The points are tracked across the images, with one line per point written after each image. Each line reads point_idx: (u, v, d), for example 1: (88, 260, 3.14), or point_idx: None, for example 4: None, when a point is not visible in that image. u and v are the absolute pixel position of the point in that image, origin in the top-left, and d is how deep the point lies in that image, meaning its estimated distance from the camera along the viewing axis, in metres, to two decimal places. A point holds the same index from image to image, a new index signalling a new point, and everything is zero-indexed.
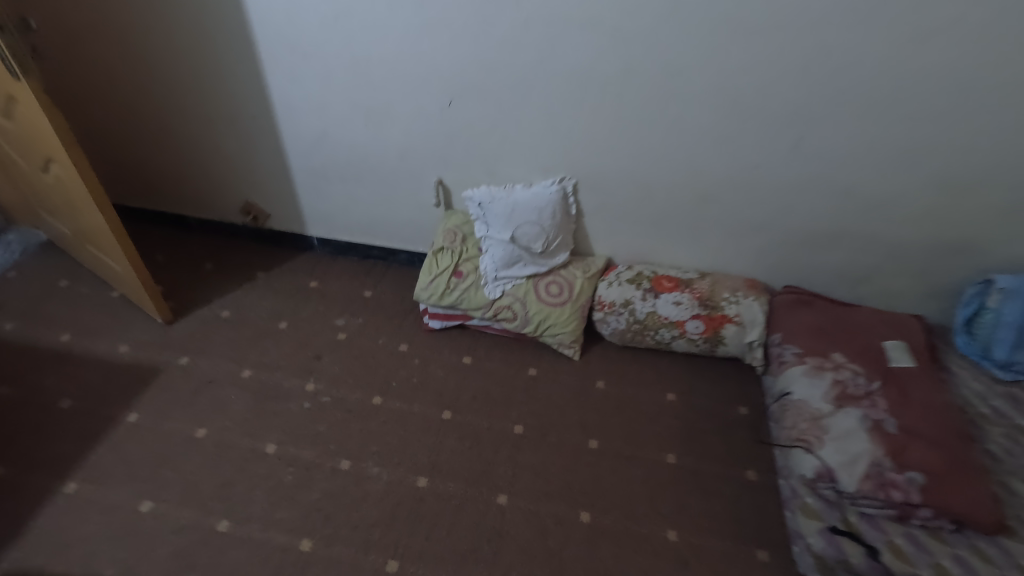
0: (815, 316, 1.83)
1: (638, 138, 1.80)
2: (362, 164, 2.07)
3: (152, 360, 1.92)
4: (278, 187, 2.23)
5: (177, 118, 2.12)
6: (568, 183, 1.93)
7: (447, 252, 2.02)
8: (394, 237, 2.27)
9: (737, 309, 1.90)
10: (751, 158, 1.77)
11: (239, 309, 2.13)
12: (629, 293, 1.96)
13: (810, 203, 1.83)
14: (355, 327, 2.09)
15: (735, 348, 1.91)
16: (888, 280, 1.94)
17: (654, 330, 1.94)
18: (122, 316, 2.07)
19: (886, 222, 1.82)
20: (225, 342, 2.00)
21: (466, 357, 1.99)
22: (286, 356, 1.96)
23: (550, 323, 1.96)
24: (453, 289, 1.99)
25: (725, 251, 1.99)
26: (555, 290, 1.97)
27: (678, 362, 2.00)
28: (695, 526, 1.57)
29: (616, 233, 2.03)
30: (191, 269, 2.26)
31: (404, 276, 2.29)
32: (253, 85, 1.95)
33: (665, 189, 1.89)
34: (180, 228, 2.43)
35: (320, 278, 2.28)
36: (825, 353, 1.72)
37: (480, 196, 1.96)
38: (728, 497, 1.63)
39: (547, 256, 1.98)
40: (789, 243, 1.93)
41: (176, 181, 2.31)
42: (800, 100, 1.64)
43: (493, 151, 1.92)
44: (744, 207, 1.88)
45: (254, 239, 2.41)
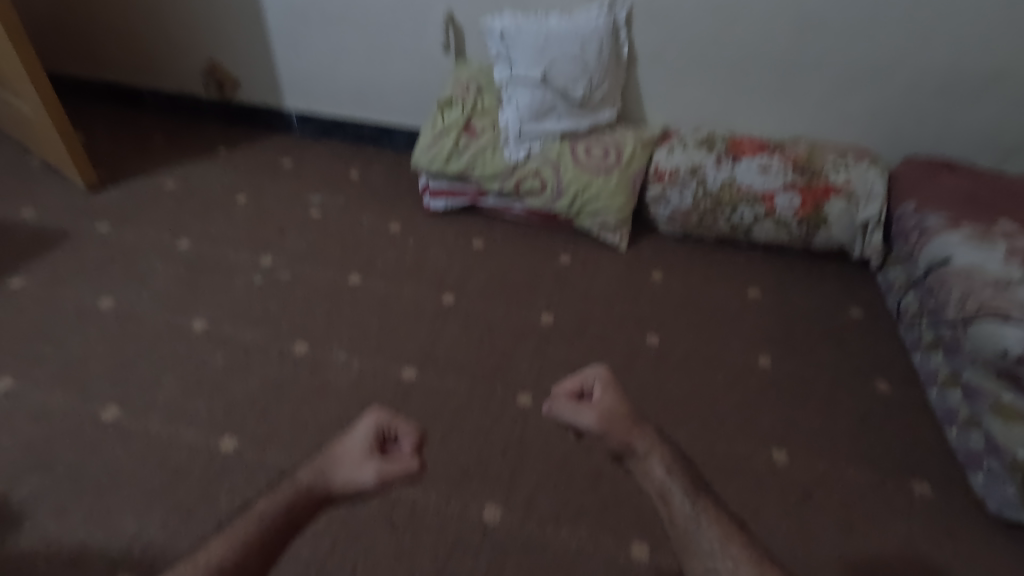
0: (961, 182, 1.33)
1: None
2: (353, 0, 1.63)
3: (61, 225, 1.45)
4: (251, 42, 1.79)
5: None
6: (619, 10, 1.46)
7: (458, 105, 1.54)
8: (391, 109, 1.81)
9: (846, 178, 1.41)
10: None
11: (189, 181, 1.66)
12: (698, 158, 1.47)
13: (954, 28, 1.34)
14: (334, 206, 1.61)
15: (841, 231, 1.41)
16: None
17: (730, 206, 1.44)
18: (35, 180, 1.61)
19: None
20: (163, 213, 1.53)
21: (477, 240, 1.50)
22: (239, 230, 1.49)
23: (591, 197, 1.47)
24: (463, 151, 1.51)
25: (824, 110, 1.51)
26: (599, 154, 1.49)
27: (759, 256, 1.50)
28: (811, 448, 1.05)
29: (678, 88, 1.55)
30: (137, 143, 1.81)
31: (401, 160, 1.82)
32: None
33: (752, 15, 1.42)
34: (132, 104, 1.99)
35: (297, 157, 1.81)
36: (988, 219, 1.21)
37: (504, 23, 1.48)
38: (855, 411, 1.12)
39: (589, 109, 1.50)
40: (913, 95, 1.44)
41: (127, 37, 1.88)
42: None
43: None
44: (858, 40, 1.40)
45: (221, 118, 1.96)
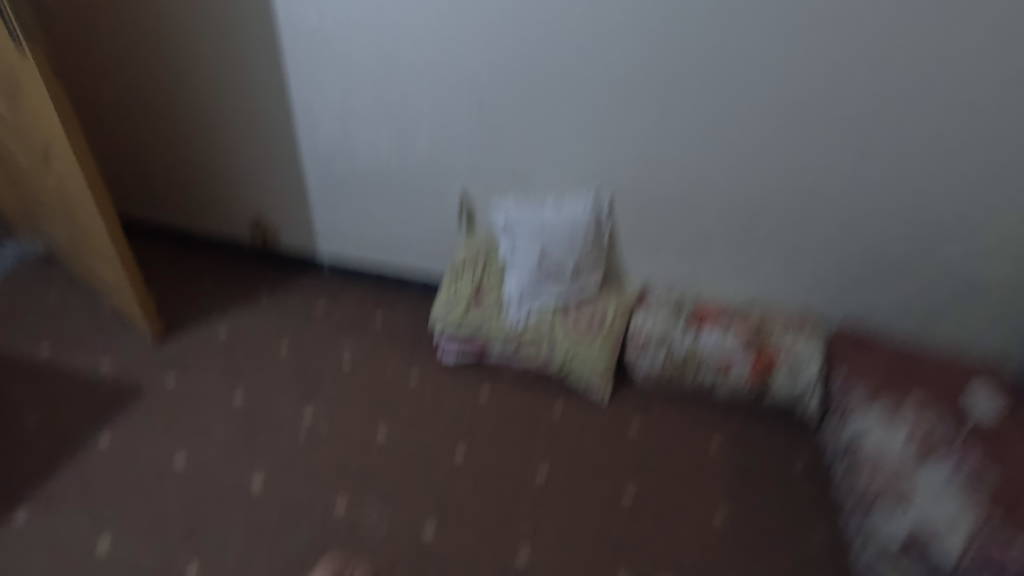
0: (882, 359, 1.61)
1: (684, 157, 1.67)
2: (383, 181, 1.95)
3: (135, 380, 1.73)
4: (293, 205, 2.09)
5: (191, 129, 2.00)
6: (603, 203, 1.79)
7: (468, 275, 1.86)
8: (410, 261, 2.11)
9: (791, 347, 1.69)
10: (805, 177, 1.63)
11: (238, 330, 1.95)
12: (667, 325, 1.76)
13: (871, 228, 1.67)
14: (362, 354, 1.89)
15: (786, 392, 1.70)
16: (956, 321, 1.75)
17: (695, 368, 1.74)
18: (108, 331, 1.88)
19: (955, 254, 1.66)
20: (217, 364, 1.81)
21: (484, 392, 1.78)
22: (283, 381, 1.77)
23: (579, 357, 1.76)
24: (473, 315, 1.82)
25: (774, 282, 1.82)
26: (585, 321, 1.79)
27: (721, 407, 1.77)
28: None
29: (654, 257, 1.86)
30: (190, 287, 2.10)
31: (418, 304, 2.12)
32: (278, 97, 1.85)
33: (712, 211, 1.74)
34: (181, 245, 2.28)
35: (329, 301, 2.11)
36: (900, 398, 1.51)
37: (508, 210, 1.83)
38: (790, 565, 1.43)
39: (578, 277, 1.81)
40: (845, 275, 1.75)
41: (184, 193, 2.17)
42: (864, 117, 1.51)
43: (524, 166, 1.79)
44: (798, 234, 1.72)
45: (260, 260, 2.25)
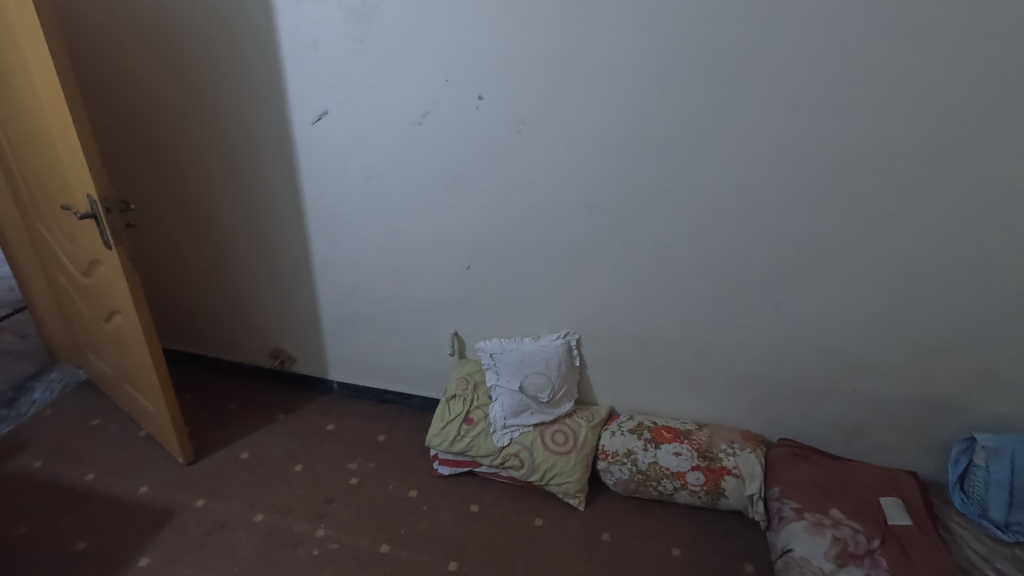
0: (811, 471, 1.90)
1: (635, 302, 2.03)
2: (387, 317, 2.29)
3: (169, 502, 1.98)
4: (308, 336, 2.43)
5: (224, 275, 2.38)
6: (572, 338, 2.13)
7: (459, 399, 2.16)
8: (409, 383, 2.42)
9: (735, 461, 1.98)
10: (735, 319, 1.97)
11: (258, 450, 2.22)
12: (631, 443, 2.05)
13: (795, 360, 2.00)
14: (367, 471, 2.16)
15: (736, 500, 1.95)
16: (878, 436, 2.04)
17: (656, 481, 2.01)
18: (145, 456, 2.16)
19: (867, 380, 1.97)
20: (240, 485, 2.07)
21: (473, 505, 2.04)
22: (299, 499, 2.03)
23: (556, 472, 2.03)
24: (463, 436, 2.10)
25: (721, 402, 2.13)
26: (561, 439, 2.07)
27: (681, 513, 2.03)
28: None
29: (618, 383, 2.19)
30: (216, 410, 2.40)
31: (416, 421, 2.41)
32: (301, 252, 2.24)
33: (663, 345, 2.08)
34: (211, 370, 2.61)
35: (338, 420, 2.39)
36: (824, 508, 1.77)
37: (492, 347, 2.16)
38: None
39: (553, 405, 2.11)
40: (779, 396, 2.07)
41: (215, 327, 2.52)
42: (774, 276, 1.88)
43: (506, 308, 2.15)
44: (735, 363, 2.05)
45: (278, 381, 2.57)
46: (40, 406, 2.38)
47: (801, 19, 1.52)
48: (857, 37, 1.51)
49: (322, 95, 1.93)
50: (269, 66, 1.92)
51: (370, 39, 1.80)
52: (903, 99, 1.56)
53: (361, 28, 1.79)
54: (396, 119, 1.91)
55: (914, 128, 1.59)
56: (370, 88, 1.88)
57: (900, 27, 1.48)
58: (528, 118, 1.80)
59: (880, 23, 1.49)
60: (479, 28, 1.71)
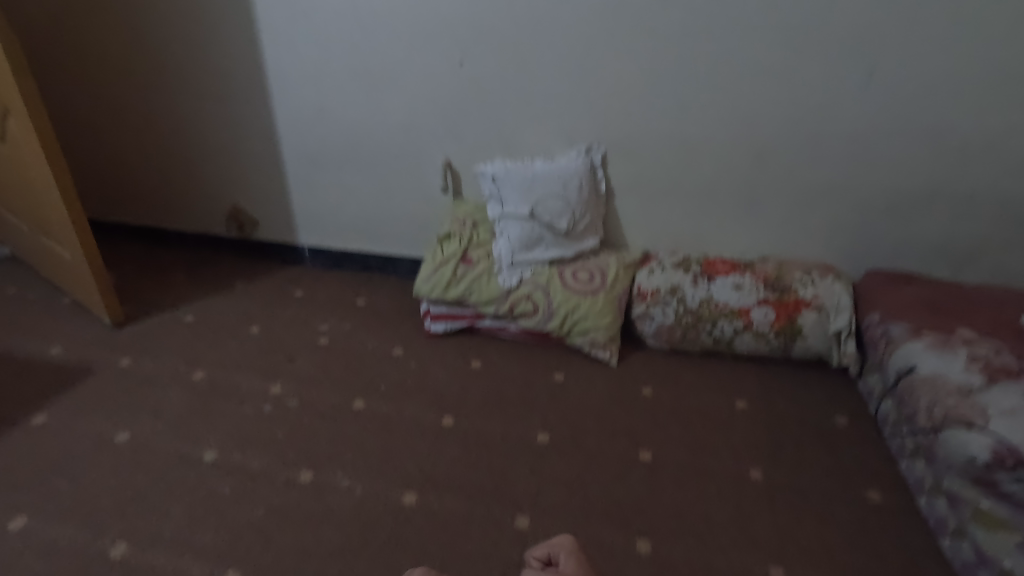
0: (918, 293, 1.44)
1: (677, 95, 1.57)
2: (363, 151, 1.85)
3: (86, 361, 1.55)
4: (270, 188, 2.00)
5: (166, 113, 1.95)
6: (596, 153, 1.67)
7: (455, 238, 1.71)
8: (393, 241, 1.97)
9: (814, 291, 1.52)
10: (810, 104, 1.51)
11: (207, 313, 1.79)
12: (676, 279, 1.59)
13: (889, 157, 1.54)
14: (341, 332, 1.71)
15: (817, 341, 1.50)
16: (997, 259, 1.58)
17: (711, 321, 1.54)
18: (64, 320, 1.73)
19: (986, 180, 1.51)
20: (181, 345, 1.63)
21: (475, 361, 1.59)
22: (251, 357, 1.59)
23: (580, 317, 1.57)
24: (460, 279, 1.65)
25: (788, 230, 1.67)
26: (584, 277, 1.61)
27: (743, 365, 1.57)
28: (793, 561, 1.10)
29: (654, 216, 1.73)
30: (160, 279, 1.97)
31: (404, 286, 1.96)
32: (257, 67, 1.80)
33: (712, 154, 1.62)
34: (159, 243, 2.16)
35: (308, 287, 1.95)
36: (950, 329, 1.30)
37: (494, 169, 1.70)
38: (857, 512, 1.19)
39: (573, 237, 1.65)
40: (863, 213, 1.61)
41: (160, 186, 2.08)
42: (866, 33, 1.42)
43: (510, 122, 1.70)
44: (809, 170, 1.59)
45: (237, 253, 2.13)
46: None
47: None
48: None
49: None
50: None
51: None
52: None
53: None
54: None
55: None
56: None
57: None
58: None
59: None
60: None
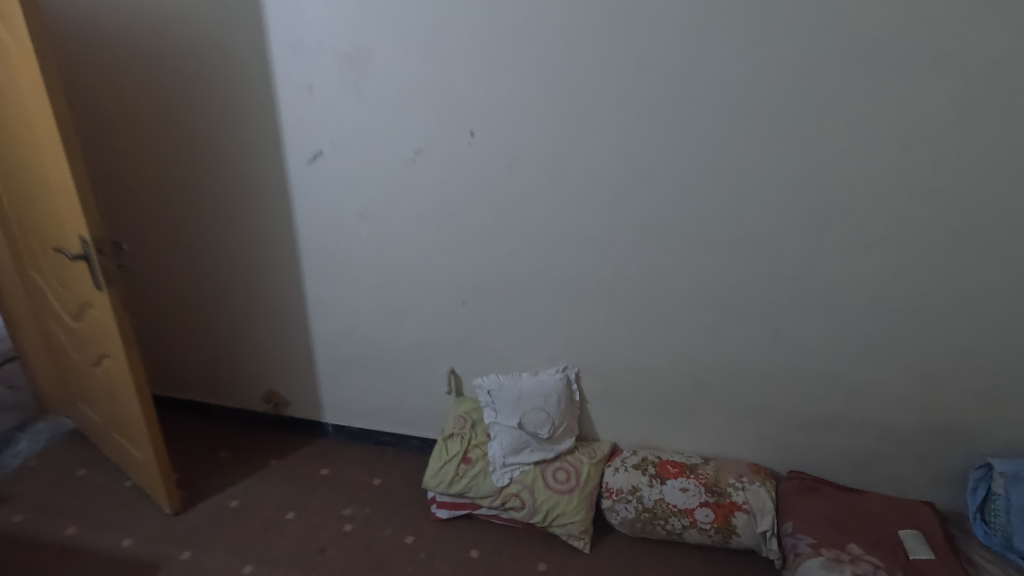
0: (823, 503, 1.82)
1: (632, 336, 2.00)
2: (382, 357, 2.26)
3: (155, 556, 1.90)
4: (302, 379, 2.39)
5: (218, 319, 2.35)
6: (570, 371, 2.08)
7: (457, 438, 2.09)
8: (404, 424, 2.35)
9: (745, 496, 1.90)
10: (735, 349, 1.94)
11: (249, 498, 2.14)
12: (636, 479, 1.98)
13: (800, 387, 1.94)
14: (362, 518, 2.07)
15: (748, 538, 1.87)
16: (891, 468, 1.96)
17: (664, 519, 1.93)
18: (131, 507, 2.08)
19: (877, 408, 1.91)
20: (231, 536, 1.98)
21: (473, 551, 1.95)
22: (290, 549, 1.94)
23: (558, 513, 1.95)
24: (461, 476, 2.02)
25: (726, 436, 2.05)
26: (562, 476, 2.00)
27: (691, 554, 1.94)
28: None
29: (618, 418, 2.12)
30: (207, 456, 2.33)
31: (413, 464, 2.32)
32: (297, 292, 2.22)
33: (662, 378, 2.04)
34: (204, 418, 2.54)
35: (332, 465, 2.31)
36: (841, 545, 1.70)
37: (490, 382, 2.12)
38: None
39: (553, 441, 2.05)
40: (784, 427, 2.00)
41: (208, 373, 2.48)
42: (772, 305, 1.85)
43: (503, 345, 2.12)
44: (739, 394, 1.99)
45: (271, 427, 2.50)
46: (24, 458, 2.31)
47: (779, 50, 1.57)
48: (836, 62, 1.55)
49: (317, 137, 1.96)
50: (266, 110, 1.96)
51: (363, 82, 1.85)
52: (886, 125, 1.59)
53: (354, 72, 1.84)
54: (390, 159, 1.93)
55: (899, 153, 1.61)
56: (366, 130, 1.91)
57: (875, 55, 1.52)
58: (519, 153, 1.83)
59: (857, 50, 1.53)
60: (469, 69, 1.76)
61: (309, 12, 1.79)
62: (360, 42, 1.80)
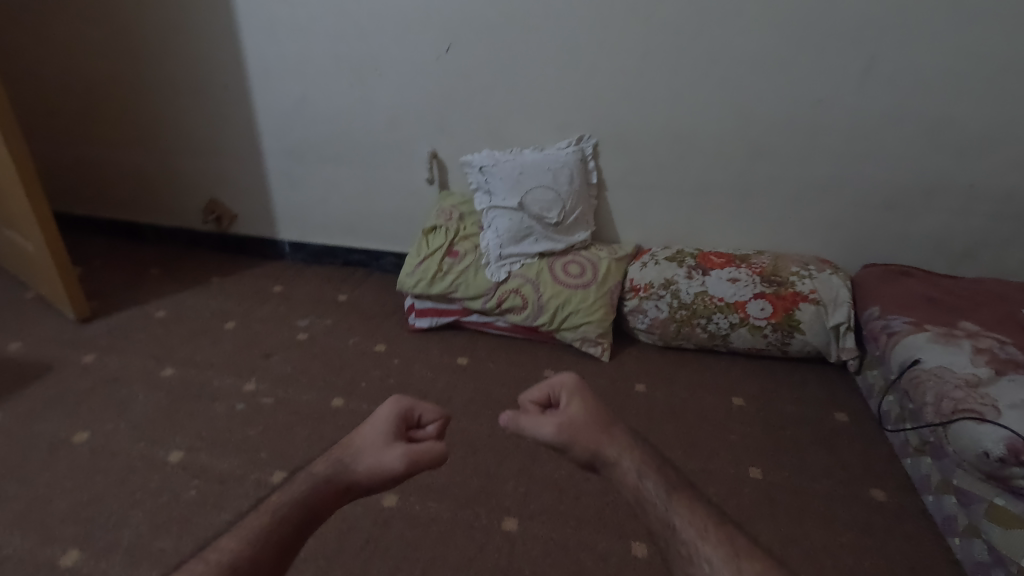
0: (917, 286, 1.40)
1: (669, 87, 1.53)
2: (347, 141, 1.79)
3: (47, 358, 1.46)
4: (248, 181, 1.92)
5: (140, 101, 1.87)
6: (586, 143, 1.63)
7: (442, 231, 1.64)
8: (376, 236, 1.91)
9: (812, 284, 1.47)
10: (804, 97, 1.49)
11: (179, 308, 1.70)
12: (669, 272, 1.54)
13: (891, 143, 1.50)
14: (321, 328, 1.64)
15: (815, 335, 1.45)
16: (993, 254, 1.57)
17: (706, 315, 1.49)
18: (25, 315, 1.63)
19: (987, 172, 1.48)
20: (149, 340, 1.55)
21: (462, 358, 1.53)
22: (226, 355, 1.51)
23: (569, 312, 1.51)
24: (445, 273, 1.58)
25: (782, 226, 1.64)
26: (575, 271, 1.56)
27: (738, 361, 1.53)
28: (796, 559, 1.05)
29: (646, 210, 1.69)
30: (133, 273, 1.89)
31: (387, 282, 1.89)
32: (234, 52, 1.73)
33: (706, 147, 1.59)
34: (134, 240, 2.08)
35: (287, 283, 1.87)
36: (951, 321, 1.26)
37: (482, 159, 1.64)
38: (852, 523, 1.12)
39: (564, 230, 1.60)
40: (861, 211, 1.59)
41: (133, 180, 2.00)
42: (864, 23, 1.38)
43: (499, 113, 1.65)
44: (803, 162, 1.56)
45: (215, 248, 2.05)
46: None
47: None
48: None
49: None
50: None
51: None
52: None
53: None
54: None
55: None
56: None
57: None
58: None
59: None
60: None
61: None
62: None
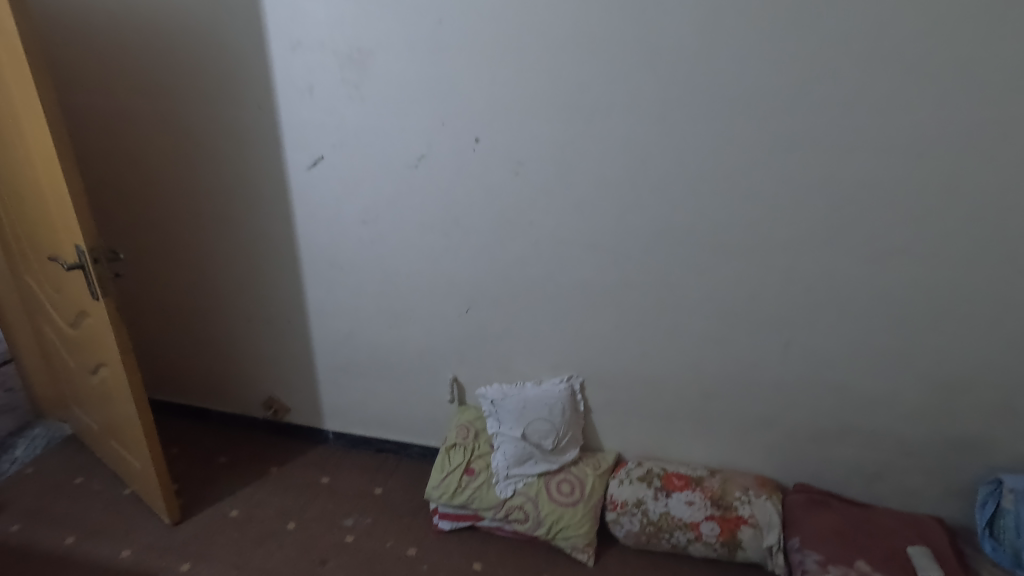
0: (832, 519, 1.83)
1: (638, 346, 1.96)
2: (383, 363, 2.22)
3: (153, 566, 1.89)
4: (301, 385, 2.35)
5: (217, 324, 2.32)
6: (575, 381, 2.05)
7: (460, 449, 2.07)
8: (405, 432, 2.33)
9: (751, 510, 1.88)
10: (742, 360, 1.91)
11: (248, 507, 2.12)
12: (641, 492, 1.96)
13: (813, 397, 1.91)
14: (363, 529, 2.05)
15: (754, 552, 1.86)
16: (902, 481, 1.94)
17: (668, 532, 1.90)
18: (129, 517, 2.06)
19: (887, 422, 1.88)
20: (230, 546, 1.97)
21: (477, 564, 1.92)
22: (291, 560, 1.92)
23: (563, 526, 1.93)
24: (464, 488, 2.00)
25: (733, 448, 2.03)
26: (566, 489, 1.98)
27: (696, 566, 1.92)
28: None
29: (623, 428, 2.10)
30: (206, 464, 2.30)
31: (414, 472, 2.29)
32: (299, 299, 2.18)
33: (669, 388, 2.00)
34: (203, 422, 2.52)
35: (332, 473, 2.28)
36: (851, 560, 1.73)
37: (492, 394, 2.08)
38: None
39: (557, 452, 2.03)
40: (794, 439, 1.97)
41: (207, 377, 2.44)
42: (784, 316, 1.82)
43: (505, 354, 2.08)
44: (746, 404, 1.96)
45: (271, 433, 2.47)
46: (21, 464, 2.28)
47: (790, 55, 1.53)
48: (851, 69, 1.51)
49: (318, 140, 1.91)
50: (266, 110, 1.91)
51: (364, 83, 1.80)
52: (901, 137, 1.55)
53: (356, 73, 1.79)
54: (393, 163, 1.89)
55: (915, 162, 1.57)
56: (368, 132, 1.86)
57: (891, 63, 1.49)
58: (525, 159, 1.79)
59: (875, 60, 1.49)
60: (478, 71, 1.71)
61: (311, 14, 1.75)
62: (362, 42, 1.75)
